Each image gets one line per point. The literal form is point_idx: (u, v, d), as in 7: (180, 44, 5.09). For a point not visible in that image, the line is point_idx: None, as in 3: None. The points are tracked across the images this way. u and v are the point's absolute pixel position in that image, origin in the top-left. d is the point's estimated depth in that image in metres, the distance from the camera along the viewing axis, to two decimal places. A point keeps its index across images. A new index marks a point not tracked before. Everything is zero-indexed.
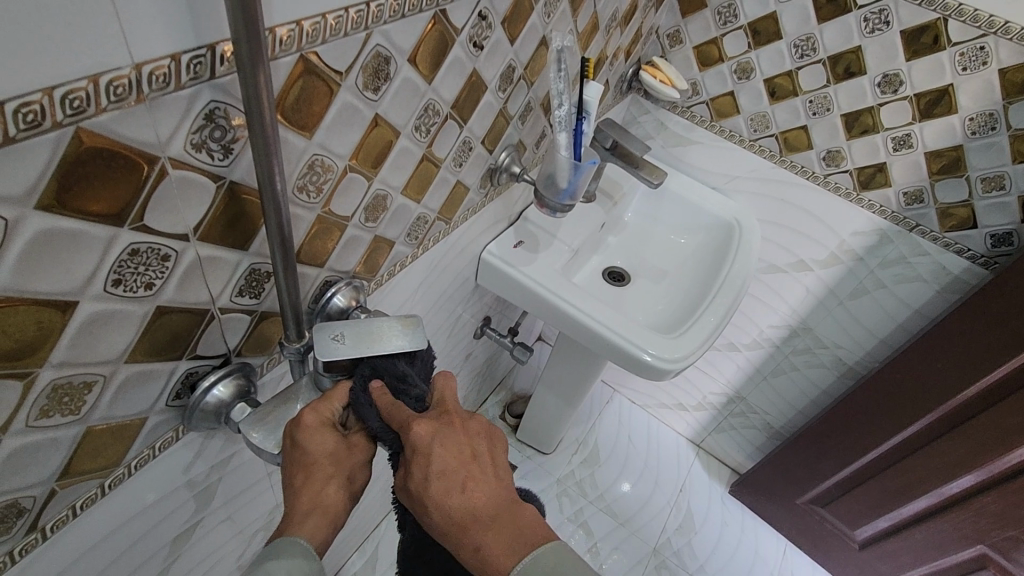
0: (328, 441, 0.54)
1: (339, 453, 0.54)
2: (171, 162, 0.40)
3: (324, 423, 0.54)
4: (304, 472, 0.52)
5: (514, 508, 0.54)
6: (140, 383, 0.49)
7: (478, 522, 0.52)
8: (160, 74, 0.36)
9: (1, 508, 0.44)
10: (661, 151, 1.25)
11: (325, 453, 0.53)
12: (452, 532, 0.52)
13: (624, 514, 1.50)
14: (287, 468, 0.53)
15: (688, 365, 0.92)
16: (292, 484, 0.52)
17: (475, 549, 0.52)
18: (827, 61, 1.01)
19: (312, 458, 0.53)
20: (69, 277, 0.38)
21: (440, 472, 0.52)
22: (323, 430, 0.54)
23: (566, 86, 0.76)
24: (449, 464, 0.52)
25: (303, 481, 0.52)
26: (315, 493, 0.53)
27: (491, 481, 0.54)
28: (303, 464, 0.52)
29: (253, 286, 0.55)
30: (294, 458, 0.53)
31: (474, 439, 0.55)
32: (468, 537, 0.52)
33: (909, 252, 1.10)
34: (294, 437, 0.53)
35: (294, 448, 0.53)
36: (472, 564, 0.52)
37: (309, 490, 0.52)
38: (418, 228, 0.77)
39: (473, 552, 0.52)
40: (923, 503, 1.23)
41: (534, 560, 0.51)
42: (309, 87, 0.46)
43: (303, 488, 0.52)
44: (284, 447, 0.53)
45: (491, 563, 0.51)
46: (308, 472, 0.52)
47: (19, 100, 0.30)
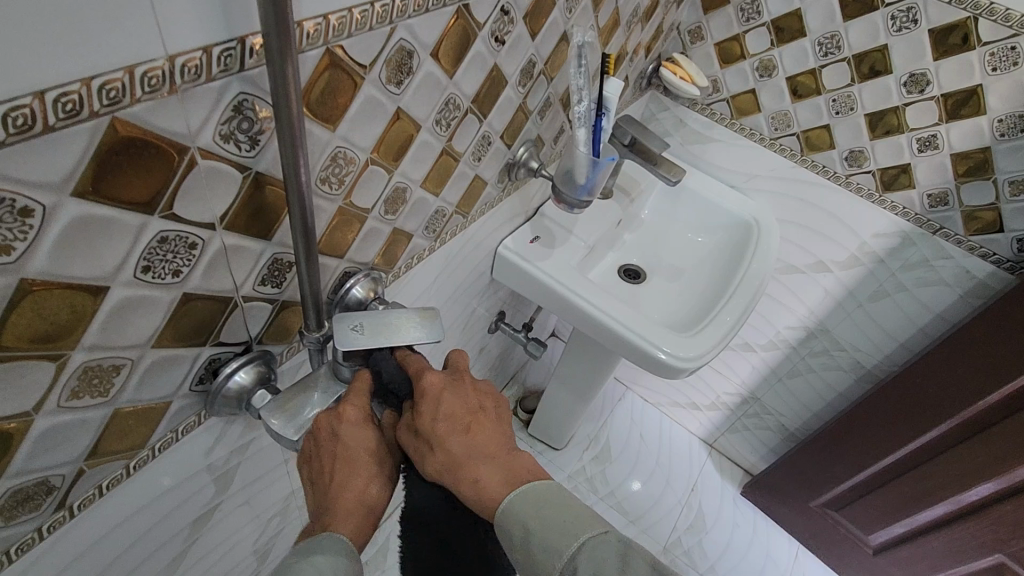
0: (368, 438, 0.55)
1: (377, 450, 0.56)
2: (200, 152, 0.41)
3: (366, 418, 0.56)
4: (348, 468, 0.53)
5: (514, 453, 0.56)
6: (165, 368, 0.51)
7: (479, 461, 0.53)
8: (192, 66, 0.37)
9: (32, 485, 0.46)
10: (680, 149, 1.24)
11: (365, 450, 0.54)
12: (452, 470, 0.53)
13: (635, 512, 1.50)
14: (330, 464, 0.54)
15: (703, 364, 0.92)
16: (331, 479, 0.53)
17: (474, 486, 0.52)
18: (852, 60, 0.99)
19: (353, 454, 0.54)
20: (101, 263, 0.40)
21: (447, 415, 0.54)
22: (366, 425, 0.55)
23: (586, 82, 0.76)
24: (457, 409, 0.54)
25: (345, 477, 0.53)
26: (359, 490, 0.53)
27: (494, 429, 0.56)
28: (344, 460, 0.53)
29: (276, 275, 0.56)
30: (338, 452, 0.54)
31: (481, 395, 0.58)
32: (469, 475, 0.52)
33: (933, 254, 1.08)
34: (334, 431, 0.54)
35: (333, 444, 0.54)
36: (470, 501, 0.53)
37: (353, 487, 0.53)
38: (436, 222, 0.78)
39: (472, 488, 0.52)
40: (940, 509, 1.21)
41: (533, 496, 0.53)
42: (334, 80, 0.47)
43: (342, 484, 0.53)
44: (322, 442, 0.54)
45: (490, 499, 0.52)
46: (351, 467, 0.53)
47: (57, 90, 0.31)
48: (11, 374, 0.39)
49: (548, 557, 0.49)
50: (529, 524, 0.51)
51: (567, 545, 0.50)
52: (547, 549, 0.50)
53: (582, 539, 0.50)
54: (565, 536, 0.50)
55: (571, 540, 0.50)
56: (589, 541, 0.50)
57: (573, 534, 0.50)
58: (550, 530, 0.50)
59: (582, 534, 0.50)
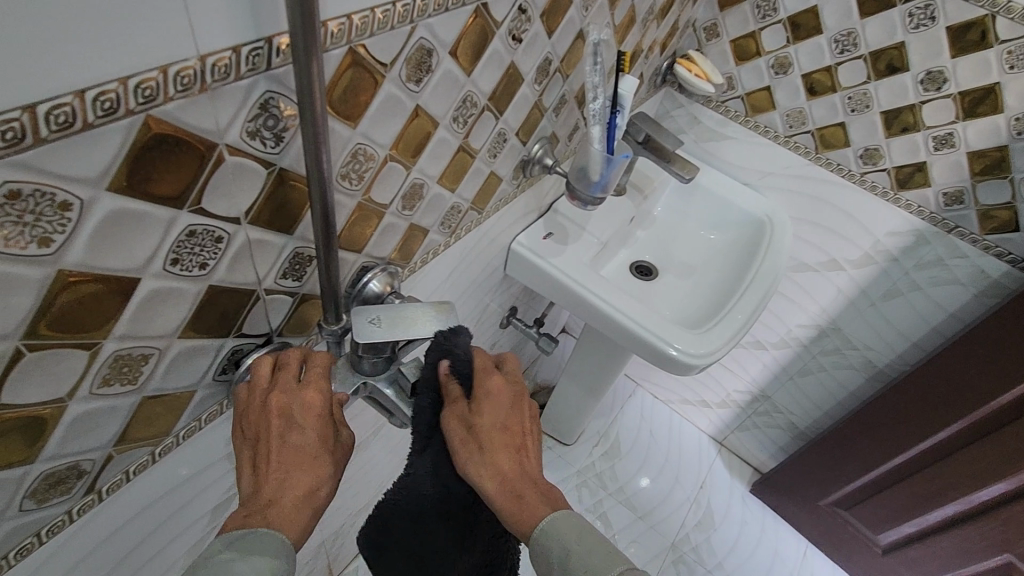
0: (324, 433, 0.53)
1: (331, 447, 0.53)
2: (228, 149, 0.42)
3: (323, 414, 0.54)
4: (301, 461, 0.51)
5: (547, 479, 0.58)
6: (190, 358, 0.52)
7: (523, 477, 0.55)
8: (222, 65, 0.38)
9: (64, 469, 0.47)
10: (693, 146, 1.24)
11: (319, 444, 0.52)
12: (500, 478, 0.54)
13: (643, 508, 1.51)
14: (278, 457, 0.50)
15: (714, 361, 0.92)
16: (278, 468, 0.50)
17: (516, 497, 0.53)
18: (869, 57, 0.99)
19: (309, 448, 0.51)
20: (133, 255, 0.41)
21: (501, 423, 0.56)
22: (320, 421, 0.53)
23: (601, 79, 0.77)
24: (510, 422, 0.57)
25: (296, 468, 0.50)
26: (311, 483, 0.50)
27: (533, 451, 0.58)
28: (298, 452, 0.51)
29: (297, 268, 0.58)
30: (291, 445, 0.51)
31: (530, 412, 0.60)
32: (514, 485, 0.54)
33: (947, 253, 1.08)
34: (290, 418, 0.52)
35: (287, 431, 0.51)
36: (508, 512, 0.53)
37: (305, 482, 0.50)
38: (452, 217, 0.79)
39: (515, 500, 0.53)
40: (950, 510, 1.20)
41: (569, 519, 0.53)
42: (356, 78, 0.48)
43: (292, 475, 0.50)
44: (272, 428, 0.51)
45: (529, 513, 0.53)
46: (305, 459, 0.51)
47: (95, 89, 0.32)
48: (47, 361, 0.40)
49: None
50: (566, 543, 0.51)
51: (605, 567, 0.49)
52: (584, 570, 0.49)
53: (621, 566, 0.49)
54: (603, 559, 0.49)
55: (610, 564, 0.49)
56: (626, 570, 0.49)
57: (611, 559, 0.50)
58: (589, 551, 0.50)
59: (621, 560, 0.50)
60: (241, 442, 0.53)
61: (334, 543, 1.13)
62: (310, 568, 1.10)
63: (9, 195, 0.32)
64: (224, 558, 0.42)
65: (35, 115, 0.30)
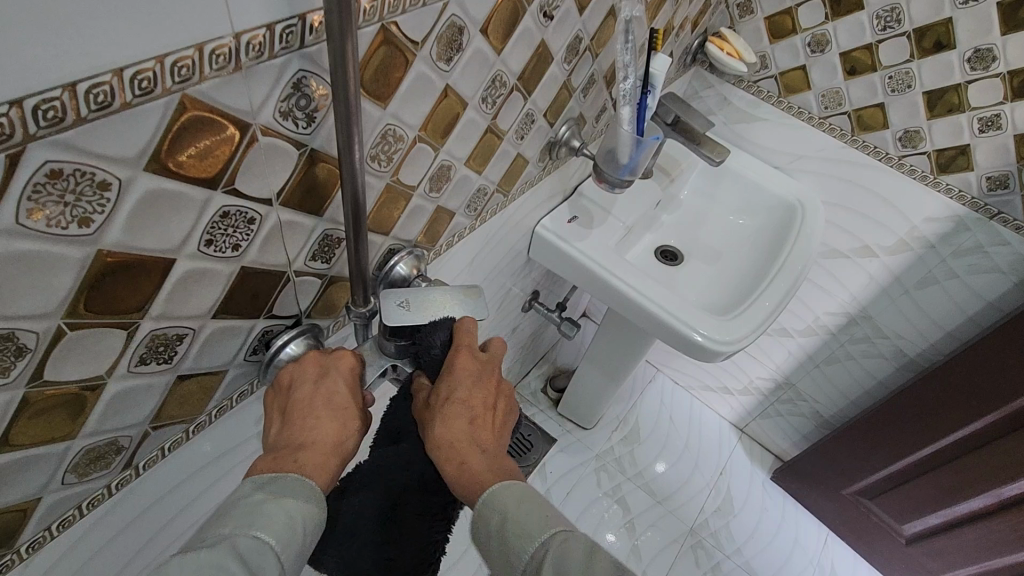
0: (355, 389, 0.56)
1: (360, 404, 0.55)
2: (261, 129, 0.42)
3: (351, 371, 0.57)
4: (330, 411, 0.53)
5: (506, 460, 0.55)
6: (223, 339, 0.53)
7: (473, 449, 0.53)
8: (256, 43, 0.37)
9: (104, 444, 0.48)
10: (722, 128, 1.21)
11: (349, 398, 0.54)
12: (445, 446, 0.53)
13: (662, 493, 1.51)
14: (306, 405, 0.53)
15: (739, 348, 0.91)
16: (307, 413, 0.52)
17: (459, 466, 0.52)
18: (912, 34, 0.95)
19: (340, 396, 0.54)
20: (169, 236, 0.41)
21: (462, 396, 0.54)
22: (349, 376, 0.56)
23: (632, 58, 0.75)
24: (474, 396, 0.55)
25: (323, 415, 0.52)
26: (338, 434, 0.52)
27: (496, 430, 0.56)
28: (328, 401, 0.53)
29: (326, 250, 0.58)
30: (320, 395, 0.54)
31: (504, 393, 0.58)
32: (461, 455, 0.52)
33: (988, 240, 1.04)
34: (325, 369, 0.56)
35: (320, 382, 0.55)
36: (452, 478, 0.52)
37: (331, 429, 0.52)
38: (478, 200, 0.78)
39: (457, 461, 0.52)
40: (978, 502, 1.18)
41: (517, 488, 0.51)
42: (388, 57, 0.47)
43: (321, 419, 0.52)
44: (306, 379, 0.55)
45: (470, 482, 0.51)
46: (334, 409, 0.53)
47: (133, 67, 0.32)
48: (86, 340, 0.41)
49: (520, 541, 0.48)
50: (503, 511, 0.50)
51: (539, 531, 0.48)
52: (520, 534, 0.48)
53: (555, 529, 0.49)
54: (537, 524, 0.49)
55: (542, 527, 0.48)
56: (560, 532, 0.49)
57: (545, 522, 0.49)
58: (525, 517, 0.49)
59: (556, 525, 0.49)
60: (274, 395, 0.56)
61: None
62: None
63: (52, 175, 0.32)
64: (255, 500, 0.45)
65: (74, 94, 0.30)
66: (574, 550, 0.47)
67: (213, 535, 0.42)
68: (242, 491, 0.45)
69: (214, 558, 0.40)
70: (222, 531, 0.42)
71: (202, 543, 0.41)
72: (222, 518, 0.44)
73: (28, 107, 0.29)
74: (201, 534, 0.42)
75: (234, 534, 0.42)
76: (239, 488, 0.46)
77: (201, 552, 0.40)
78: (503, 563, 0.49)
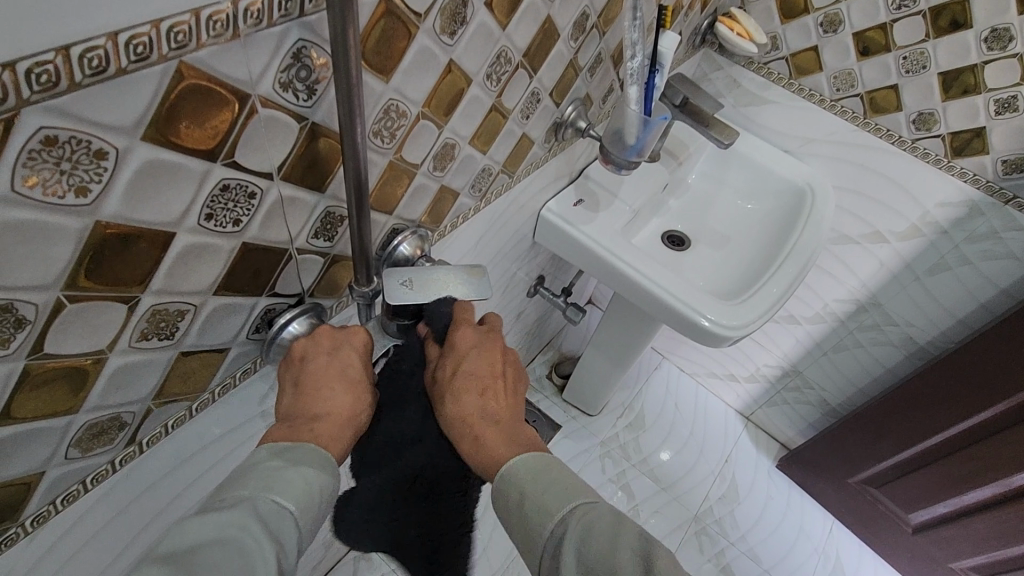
0: (368, 365, 0.56)
1: (371, 381, 0.56)
2: (260, 101, 0.41)
3: (365, 348, 0.57)
4: (343, 384, 0.53)
5: (518, 427, 0.57)
6: (224, 316, 0.52)
7: (485, 421, 0.56)
8: (254, 10, 0.36)
9: (107, 420, 0.48)
10: (731, 110, 1.19)
11: (362, 373, 0.55)
12: (461, 424, 0.55)
13: (666, 480, 1.51)
14: (320, 378, 0.53)
15: (746, 333, 0.90)
16: (321, 385, 0.52)
17: (475, 443, 0.55)
18: (929, 13, 0.92)
19: (353, 371, 0.54)
20: (168, 208, 0.40)
21: (471, 372, 0.56)
22: (362, 352, 0.56)
23: (640, 36, 0.73)
24: (481, 370, 0.57)
25: (337, 388, 0.52)
26: (353, 407, 0.52)
27: (507, 398, 0.58)
28: (342, 376, 0.53)
29: (328, 228, 0.57)
30: (334, 369, 0.53)
31: (510, 360, 0.60)
32: (474, 430, 0.55)
33: (1003, 226, 1.02)
34: (338, 343, 0.55)
35: (335, 355, 0.54)
36: (470, 456, 0.55)
37: (346, 404, 0.52)
38: (482, 181, 0.77)
39: (473, 440, 0.55)
40: (986, 492, 1.17)
41: (532, 460, 0.54)
42: (390, 28, 0.46)
43: (334, 393, 0.52)
44: (319, 352, 0.54)
45: (490, 457, 0.54)
46: (348, 384, 0.53)
47: (128, 32, 0.31)
48: (88, 313, 0.41)
49: (540, 514, 0.50)
50: (522, 485, 0.52)
51: (559, 506, 0.50)
52: (540, 509, 0.50)
53: (575, 502, 0.50)
54: (557, 497, 0.51)
55: (563, 501, 0.50)
56: (581, 505, 0.50)
57: (565, 494, 0.51)
58: (544, 491, 0.51)
59: (577, 497, 0.51)
60: (286, 366, 0.55)
61: None
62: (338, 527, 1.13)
63: (46, 142, 0.32)
64: (276, 467, 0.45)
65: (68, 58, 0.30)
66: (599, 521, 0.49)
67: (231, 496, 0.42)
68: (258, 457, 0.46)
69: (236, 519, 0.40)
70: (242, 492, 0.43)
71: (221, 503, 0.42)
72: (240, 480, 0.44)
73: (21, 70, 0.28)
74: (218, 496, 0.43)
75: (256, 497, 0.42)
76: (255, 454, 0.47)
77: (222, 513, 0.40)
78: (523, 531, 0.51)
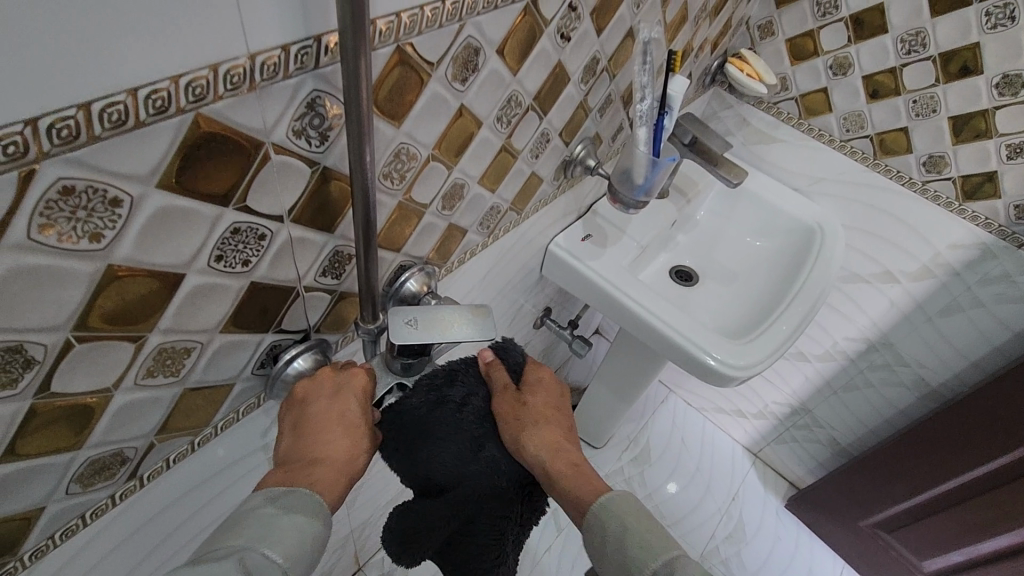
0: (368, 408, 0.56)
1: (370, 424, 0.56)
2: (274, 148, 0.42)
3: (363, 394, 0.56)
4: (343, 429, 0.53)
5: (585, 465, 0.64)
6: (230, 352, 0.53)
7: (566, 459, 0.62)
8: (271, 63, 0.37)
9: (109, 455, 0.49)
10: (742, 149, 1.20)
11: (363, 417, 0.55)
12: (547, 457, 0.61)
13: (673, 516, 1.47)
14: (319, 423, 0.53)
15: (755, 372, 0.89)
16: (320, 429, 0.52)
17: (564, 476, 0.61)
18: (939, 59, 0.93)
19: (353, 416, 0.54)
20: (180, 251, 0.41)
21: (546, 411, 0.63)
22: (363, 398, 0.56)
23: (649, 79, 0.74)
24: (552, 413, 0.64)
25: (335, 433, 0.53)
26: (349, 452, 0.53)
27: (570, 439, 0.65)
28: (342, 421, 0.53)
29: (336, 266, 0.58)
30: (333, 415, 0.53)
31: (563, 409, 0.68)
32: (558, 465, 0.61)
33: (1016, 270, 1.00)
34: (340, 386, 0.55)
35: (336, 398, 0.54)
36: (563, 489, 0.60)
37: (343, 449, 0.52)
38: (491, 218, 0.78)
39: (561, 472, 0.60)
40: (1005, 541, 1.13)
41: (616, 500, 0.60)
42: (403, 77, 0.47)
43: (332, 439, 0.52)
44: (321, 394, 0.54)
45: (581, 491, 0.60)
46: (348, 430, 0.53)
47: (149, 87, 0.32)
48: (96, 352, 0.41)
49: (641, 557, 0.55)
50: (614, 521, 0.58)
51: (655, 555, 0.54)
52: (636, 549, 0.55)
53: (664, 559, 0.54)
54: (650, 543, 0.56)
55: (652, 557, 0.54)
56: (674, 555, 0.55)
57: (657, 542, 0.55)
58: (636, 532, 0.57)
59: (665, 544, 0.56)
60: (287, 405, 0.55)
61: (360, 535, 1.13)
62: (335, 558, 1.11)
63: (64, 191, 0.32)
64: (268, 513, 0.45)
65: (89, 112, 0.31)
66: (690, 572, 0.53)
67: (224, 547, 0.42)
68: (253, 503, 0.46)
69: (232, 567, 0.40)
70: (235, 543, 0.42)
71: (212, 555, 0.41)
72: (235, 529, 0.44)
73: (44, 125, 0.29)
74: (211, 546, 0.43)
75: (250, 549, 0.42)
76: (251, 498, 0.46)
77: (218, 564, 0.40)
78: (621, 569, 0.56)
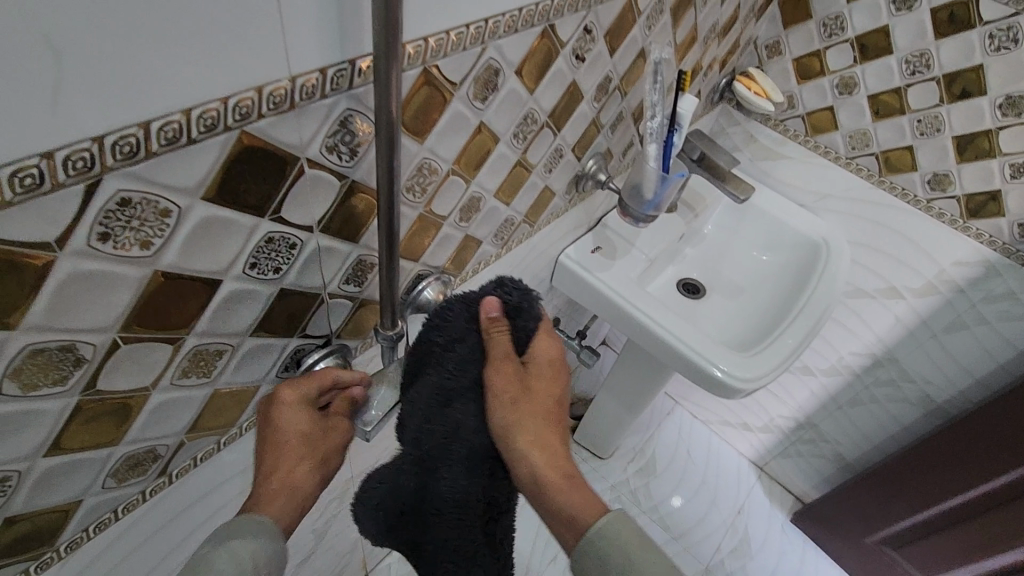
0: (303, 415, 0.58)
1: (314, 428, 0.59)
2: (308, 162, 0.45)
3: (300, 405, 0.58)
4: (276, 449, 0.57)
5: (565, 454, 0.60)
6: (258, 355, 0.55)
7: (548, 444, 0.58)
8: (309, 85, 0.40)
9: (142, 452, 0.51)
10: (749, 164, 1.22)
11: (300, 428, 0.58)
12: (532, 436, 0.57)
13: (677, 528, 1.49)
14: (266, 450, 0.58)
15: (761, 385, 0.90)
16: (265, 455, 0.58)
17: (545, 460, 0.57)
18: (942, 80, 0.95)
19: (282, 436, 0.58)
20: (219, 258, 0.44)
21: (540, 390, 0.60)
22: (297, 409, 0.58)
23: (659, 97, 0.77)
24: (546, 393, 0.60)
25: (277, 456, 0.57)
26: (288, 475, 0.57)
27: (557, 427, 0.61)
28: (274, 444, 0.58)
29: (359, 275, 0.60)
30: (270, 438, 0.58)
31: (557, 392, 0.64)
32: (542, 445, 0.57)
33: (1020, 288, 1.01)
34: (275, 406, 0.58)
35: (269, 421, 0.58)
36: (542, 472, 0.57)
37: (282, 468, 0.57)
38: (505, 229, 0.80)
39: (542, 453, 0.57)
40: (1010, 558, 1.11)
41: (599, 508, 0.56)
42: (428, 97, 0.50)
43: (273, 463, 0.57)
44: (264, 419, 0.59)
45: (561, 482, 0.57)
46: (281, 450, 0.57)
47: (200, 107, 0.35)
48: (139, 353, 0.44)
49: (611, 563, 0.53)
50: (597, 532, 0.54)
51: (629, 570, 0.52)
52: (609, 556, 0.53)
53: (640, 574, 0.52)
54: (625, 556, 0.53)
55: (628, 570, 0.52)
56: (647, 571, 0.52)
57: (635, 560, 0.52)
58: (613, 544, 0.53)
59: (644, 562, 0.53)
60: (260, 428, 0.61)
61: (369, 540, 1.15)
62: (345, 563, 1.13)
63: (121, 203, 0.35)
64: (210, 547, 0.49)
65: (148, 130, 0.33)
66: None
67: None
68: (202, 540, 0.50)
69: None
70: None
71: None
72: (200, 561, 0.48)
73: (108, 142, 0.32)
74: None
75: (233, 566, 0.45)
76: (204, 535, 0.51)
77: None
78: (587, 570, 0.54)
